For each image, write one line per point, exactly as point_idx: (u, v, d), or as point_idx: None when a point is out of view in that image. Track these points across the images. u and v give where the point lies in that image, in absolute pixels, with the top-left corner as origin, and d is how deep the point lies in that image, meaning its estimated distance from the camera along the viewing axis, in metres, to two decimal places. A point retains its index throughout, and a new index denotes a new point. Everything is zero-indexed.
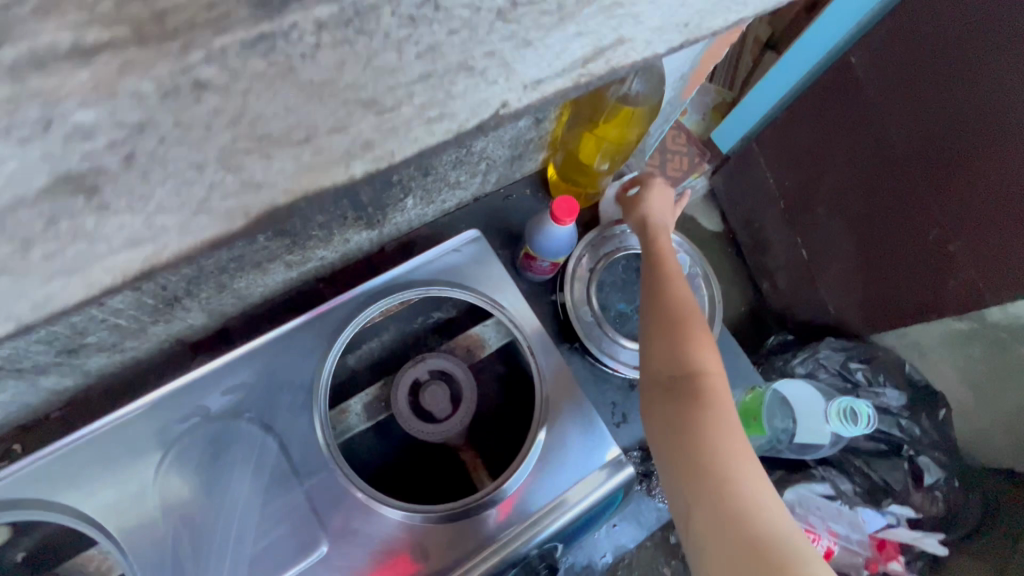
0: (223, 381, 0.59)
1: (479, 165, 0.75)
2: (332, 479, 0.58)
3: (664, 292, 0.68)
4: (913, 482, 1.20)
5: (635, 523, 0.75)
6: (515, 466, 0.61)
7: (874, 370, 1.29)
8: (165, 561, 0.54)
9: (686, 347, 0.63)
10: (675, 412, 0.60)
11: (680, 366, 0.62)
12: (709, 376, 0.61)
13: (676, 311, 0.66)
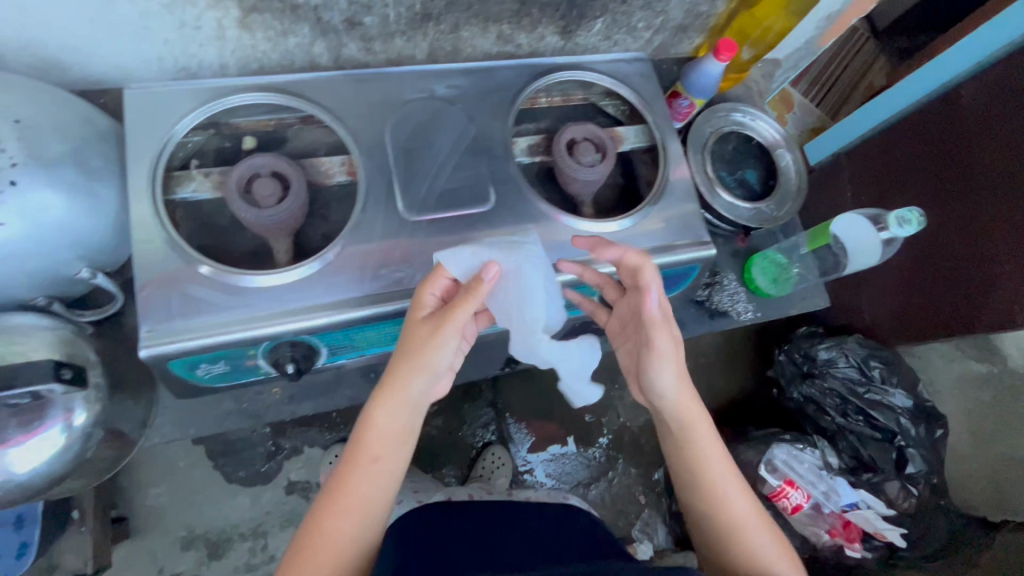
0: (447, 79, 0.80)
1: (658, 18, 0.95)
2: (506, 167, 0.78)
3: (697, 468, 0.75)
4: (895, 467, 1.33)
5: (693, 321, 0.92)
6: (615, 217, 0.81)
7: (890, 372, 1.36)
8: (385, 169, 0.74)
9: (722, 504, 0.74)
10: (729, 555, 0.73)
11: (711, 514, 0.74)
12: (745, 524, 0.73)
13: (703, 481, 0.75)
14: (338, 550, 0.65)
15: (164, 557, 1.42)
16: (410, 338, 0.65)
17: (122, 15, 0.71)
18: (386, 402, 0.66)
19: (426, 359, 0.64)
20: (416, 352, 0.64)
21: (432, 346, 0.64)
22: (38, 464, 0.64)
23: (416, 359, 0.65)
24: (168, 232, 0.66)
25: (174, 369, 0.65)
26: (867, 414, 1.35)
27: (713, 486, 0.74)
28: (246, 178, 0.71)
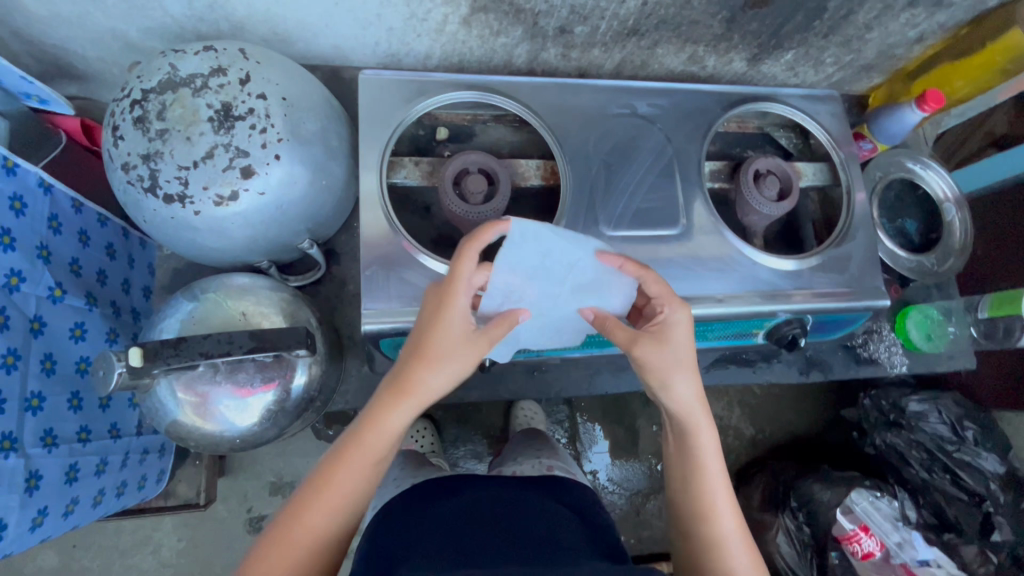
0: (648, 98, 0.81)
1: (850, 56, 0.93)
2: (696, 192, 0.79)
3: (689, 474, 0.66)
4: (980, 531, 1.24)
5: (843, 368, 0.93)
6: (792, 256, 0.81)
7: (983, 434, 1.28)
8: (586, 181, 0.76)
9: (714, 522, 0.63)
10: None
11: (700, 531, 0.64)
12: (730, 545, 0.63)
13: (697, 489, 0.65)
14: (313, 545, 0.57)
15: (253, 498, 1.49)
16: (435, 337, 0.59)
17: (362, 3, 0.74)
18: (402, 399, 0.59)
19: (451, 376, 0.60)
20: (437, 351, 0.59)
21: (466, 357, 0.60)
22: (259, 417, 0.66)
23: (446, 364, 0.59)
24: (391, 217, 0.70)
25: (383, 346, 0.70)
26: (954, 474, 1.26)
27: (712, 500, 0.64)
28: (457, 173, 0.75)
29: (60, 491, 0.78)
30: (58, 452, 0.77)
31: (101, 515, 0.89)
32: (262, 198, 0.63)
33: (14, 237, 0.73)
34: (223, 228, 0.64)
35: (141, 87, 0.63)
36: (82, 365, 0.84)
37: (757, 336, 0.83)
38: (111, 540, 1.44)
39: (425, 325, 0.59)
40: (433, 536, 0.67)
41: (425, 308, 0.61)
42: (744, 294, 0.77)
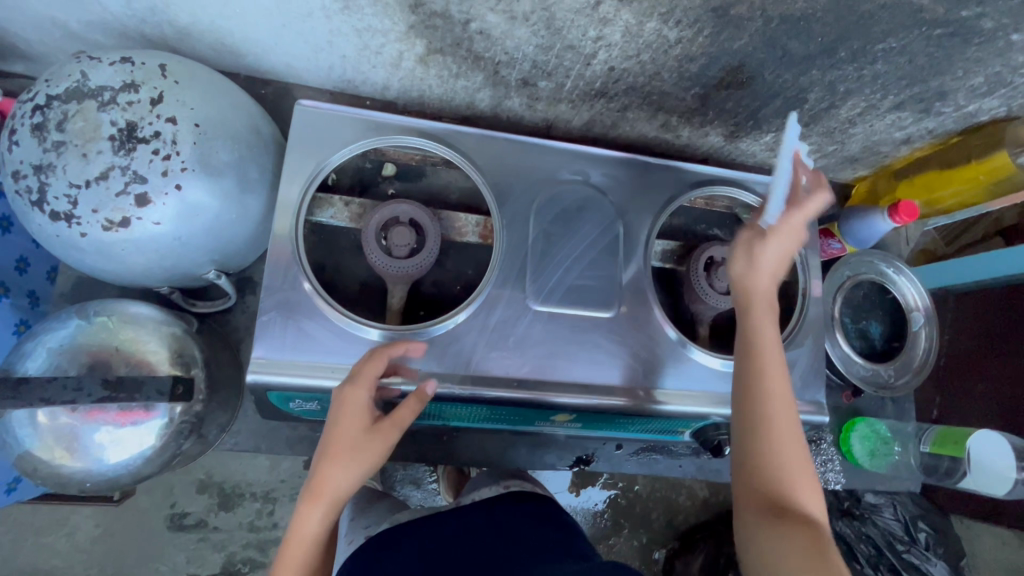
0: (605, 166, 0.76)
1: (833, 146, 0.88)
2: (639, 274, 0.74)
3: (757, 402, 0.58)
4: None
5: None
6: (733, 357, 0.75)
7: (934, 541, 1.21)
8: (522, 246, 0.72)
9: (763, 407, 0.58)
10: (779, 532, 0.53)
11: (761, 409, 0.58)
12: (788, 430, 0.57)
13: (765, 428, 0.57)
14: None
15: (178, 494, 1.46)
16: (336, 436, 0.58)
17: (310, 28, 0.70)
18: (315, 502, 0.57)
19: (358, 469, 0.58)
20: (339, 449, 0.58)
21: (369, 454, 0.58)
22: (124, 460, 0.61)
23: (353, 458, 0.58)
24: (300, 260, 0.65)
25: (271, 398, 0.65)
26: None
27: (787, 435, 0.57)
28: (385, 221, 0.70)
29: None
30: None
31: None
32: (157, 227, 0.59)
33: None
34: (112, 253, 0.60)
35: (46, 92, 0.59)
36: None
37: (684, 433, 0.78)
38: (28, 517, 1.42)
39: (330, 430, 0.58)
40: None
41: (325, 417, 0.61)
42: (670, 392, 0.71)
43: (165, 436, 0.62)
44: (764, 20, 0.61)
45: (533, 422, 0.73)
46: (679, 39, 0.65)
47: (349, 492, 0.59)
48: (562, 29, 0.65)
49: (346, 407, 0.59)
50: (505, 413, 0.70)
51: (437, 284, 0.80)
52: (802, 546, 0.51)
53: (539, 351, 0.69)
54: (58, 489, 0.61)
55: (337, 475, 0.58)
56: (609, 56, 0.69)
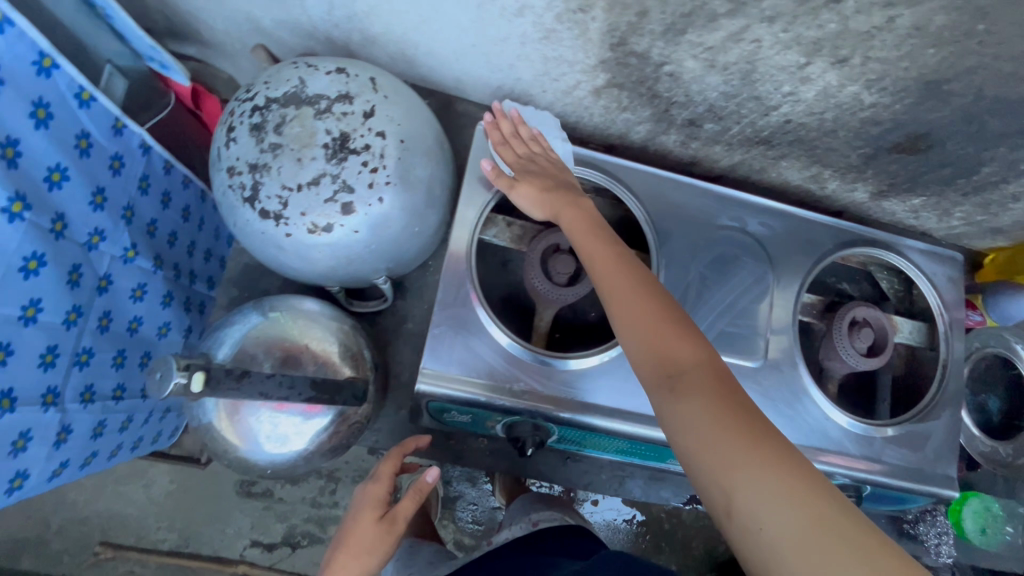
0: (762, 215, 0.77)
1: (981, 216, 0.86)
2: (789, 326, 0.74)
3: (610, 294, 0.57)
4: None
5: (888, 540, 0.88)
6: (870, 422, 0.75)
7: None
8: (678, 286, 0.72)
9: (630, 284, 0.56)
10: (680, 406, 0.49)
11: (623, 294, 0.56)
12: (659, 302, 0.55)
13: (627, 314, 0.55)
14: None
15: None
16: (352, 531, 0.67)
17: (498, 51, 0.72)
18: None
19: (370, 561, 0.66)
20: (353, 544, 0.66)
21: (377, 549, 0.66)
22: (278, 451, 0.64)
23: (363, 552, 0.66)
24: (473, 277, 0.68)
25: (429, 406, 0.68)
26: None
27: (655, 308, 0.55)
28: (546, 249, 0.71)
29: (84, 446, 0.78)
30: (92, 408, 0.78)
31: (112, 465, 0.90)
32: (355, 234, 0.63)
33: (106, 196, 0.73)
34: (308, 253, 0.64)
35: (266, 94, 0.62)
36: (133, 324, 0.85)
37: None
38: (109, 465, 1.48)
39: (352, 519, 0.68)
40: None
41: (346, 516, 0.70)
42: (804, 448, 0.72)
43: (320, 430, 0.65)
44: (971, 98, 0.60)
45: (665, 459, 0.74)
46: (873, 104, 0.65)
47: None
48: (757, 82, 0.65)
49: (365, 503, 0.69)
50: (642, 448, 0.72)
51: (574, 309, 0.81)
52: (705, 410, 0.48)
53: None
54: (237, 472, 0.66)
55: (351, 564, 0.65)
56: (791, 110, 0.69)
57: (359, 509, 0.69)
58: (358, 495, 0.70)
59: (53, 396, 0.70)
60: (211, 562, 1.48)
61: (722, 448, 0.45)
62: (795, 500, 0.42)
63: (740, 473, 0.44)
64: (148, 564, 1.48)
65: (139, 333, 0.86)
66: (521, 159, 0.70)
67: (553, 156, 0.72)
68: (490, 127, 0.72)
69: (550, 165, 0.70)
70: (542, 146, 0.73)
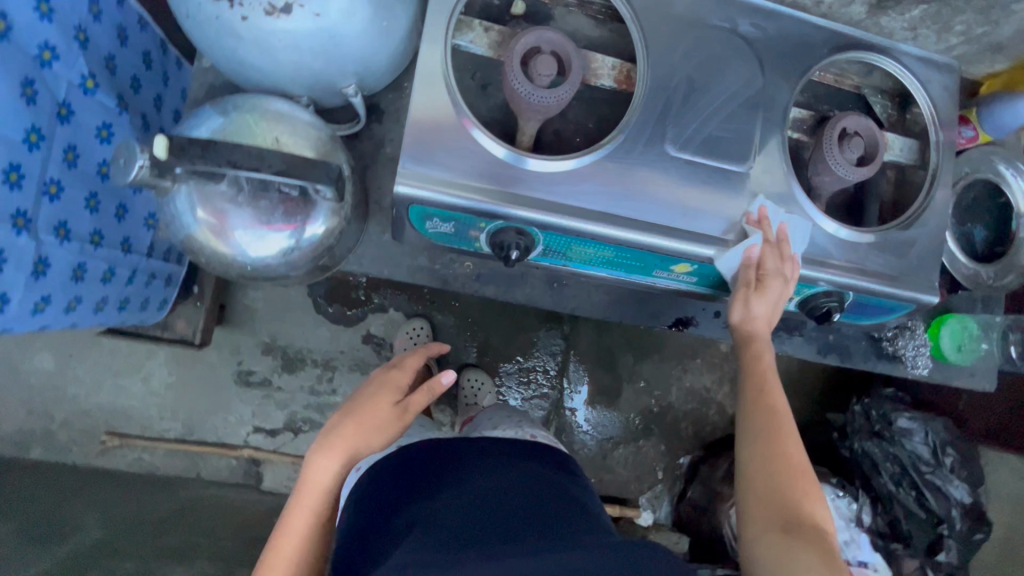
0: (751, 19, 0.73)
1: (982, 30, 0.82)
2: (778, 129, 0.73)
3: (773, 422, 0.65)
4: (929, 549, 1.39)
5: (868, 358, 0.90)
6: (853, 227, 0.75)
7: (960, 461, 1.41)
8: (665, 89, 0.70)
9: (783, 412, 0.65)
10: (794, 551, 0.55)
11: (777, 424, 0.65)
12: (790, 438, 0.64)
13: (794, 454, 0.64)
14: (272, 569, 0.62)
15: (245, 354, 1.55)
16: (371, 408, 0.70)
17: None
18: (333, 455, 0.66)
19: (377, 439, 0.69)
20: (368, 418, 0.69)
21: (388, 428, 0.70)
22: (259, 253, 0.64)
23: (373, 430, 0.69)
24: (450, 73, 0.66)
25: (410, 213, 0.67)
26: (920, 494, 1.41)
27: (798, 459, 0.63)
28: (527, 50, 0.69)
29: (65, 286, 0.77)
30: (69, 246, 0.77)
31: (99, 322, 0.90)
32: (319, 20, 0.58)
33: (53, 7, 0.68)
34: (268, 44, 0.59)
35: None
36: (103, 169, 0.82)
37: (790, 301, 0.80)
38: (106, 358, 1.50)
39: (371, 397, 0.71)
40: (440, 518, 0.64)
41: (360, 388, 0.72)
42: (790, 253, 0.72)
43: (292, 250, 0.65)
44: None
45: (650, 272, 0.75)
46: None
47: (358, 460, 0.68)
48: None
49: (385, 383, 0.73)
50: (628, 257, 0.72)
51: (557, 134, 0.78)
52: (818, 557, 0.54)
53: (670, 200, 0.69)
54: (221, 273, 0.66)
55: (356, 437, 0.67)
56: None
57: (383, 391, 0.72)
58: (381, 376, 0.74)
59: (24, 221, 0.68)
60: (218, 448, 1.53)
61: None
62: None
63: None
64: (155, 452, 1.53)
65: (110, 181, 0.84)
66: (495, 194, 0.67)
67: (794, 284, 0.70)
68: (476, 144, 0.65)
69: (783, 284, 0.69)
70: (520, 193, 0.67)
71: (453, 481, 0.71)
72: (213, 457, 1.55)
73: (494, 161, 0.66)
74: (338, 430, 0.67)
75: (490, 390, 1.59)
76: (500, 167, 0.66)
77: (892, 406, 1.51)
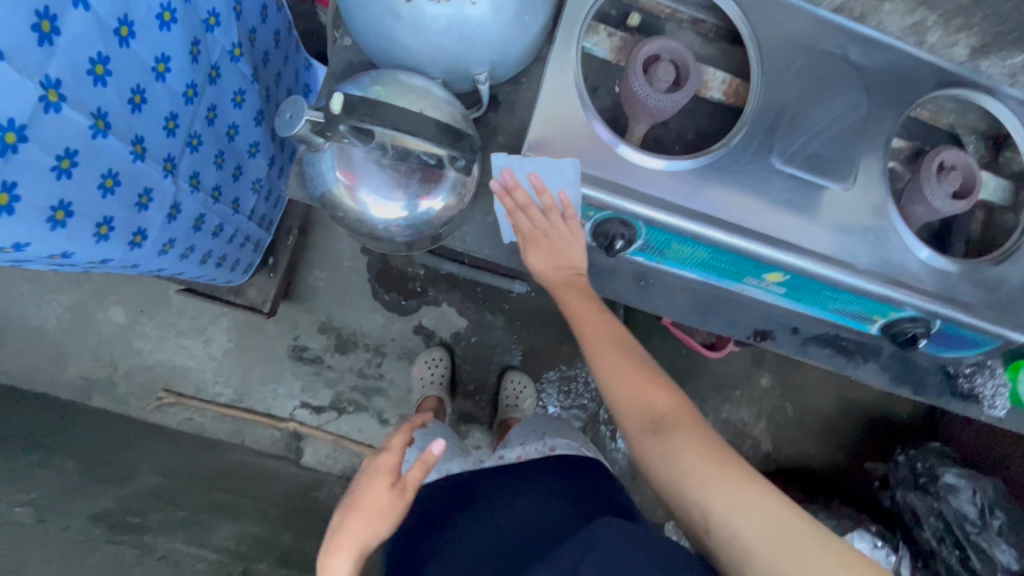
0: (862, 48, 0.76)
1: None
2: (880, 155, 0.75)
3: (618, 367, 0.68)
4: None
5: (942, 393, 0.90)
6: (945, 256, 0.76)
7: (1015, 526, 1.29)
8: (775, 105, 0.74)
9: (612, 352, 0.70)
10: (675, 456, 0.60)
11: (613, 375, 0.68)
12: (628, 369, 0.68)
13: (613, 364, 0.69)
14: None
15: (301, 329, 1.60)
16: (364, 496, 0.68)
17: None
18: (343, 552, 0.66)
19: (382, 522, 0.68)
20: (367, 504, 0.68)
21: (391, 513, 0.68)
22: (381, 215, 0.68)
23: (375, 515, 0.68)
24: (577, 71, 0.71)
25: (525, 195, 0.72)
26: (964, 554, 1.32)
27: (639, 377, 0.67)
28: (648, 56, 0.73)
29: (186, 232, 0.83)
30: (197, 197, 0.83)
31: (202, 273, 0.97)
32: (474, 8, 0.64)
33: None
34: (423, 27, 0.65)
35: None
36: (231, 131, 0.88)
37: (873, 324, 0.82)
38: (173, 318, 1.58)
39: (361, 484, 0.69)
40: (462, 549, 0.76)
41: (358, 477, 0.71)
42: (882, 274, 0.74)
43: (411, 214, 0.69)
44: None
45: (741, 278, 0.78)
46: None
47: (375, 544, 0.68)
48: None
49: (377, 469, 0.70)
50: (721, 260, 0.75)
51: (658, 139, 0.80)
52: (694, 456, 0.59)
53: (772, 210, 0.72)
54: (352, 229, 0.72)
55: (361, 528, 0.67)
56: None
57: (371, 472, 0.70)
58: (372, 462, 0.70)
59: (171, 165, 0.74)
60: (264, 418, 1.58)
61: (712, 482, 0.57)
62: (766, 512, 0.55)
63: (718, 496, 0.57)
64: (205, 414, 1.58)
65: (235, 142, 0.90)
66: (533, 231, 0.72)
67: (566, 225, 0.72)
68: (499, 196, 0.71)
69: (558, 236, 0.73)
70: (558, 217, 0.72)
71: (474, 523, 0.79)
72: (259, 426, 1.60)
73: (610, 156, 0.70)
74: (340, 527, 0.68)
75: (530, 396, 1.62)
76: (614, 161, 0.71)
77: (938, 462, 1.45)
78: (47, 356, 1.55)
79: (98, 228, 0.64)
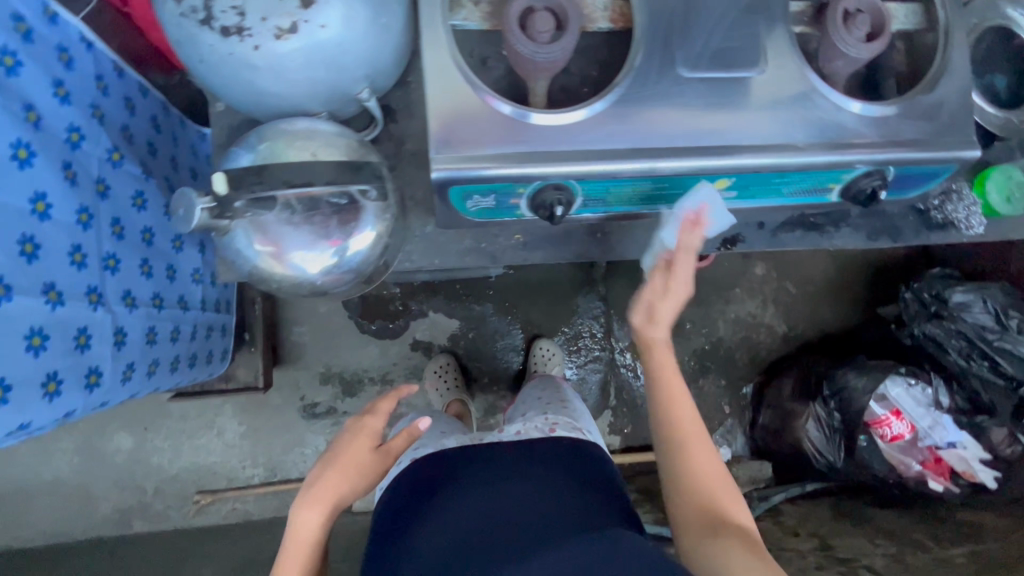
0: None
1: None
2: (783, 25, 0.72)
3: (683, 432, 0.76)
4: None
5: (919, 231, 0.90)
6: (880, 102, 0.74)
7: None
8: (663, 15, 0.71)
9: (680, 416, 0.77)
10: (716, 533, 0.67)
11: (676, 440, 0.76)
12: (687, 436, 0.76)
13: (684, 431, 0.76)
14: None
15: (305, 387, 1.59)
16: (345, 453, 0.73)
17: None
18: (315, 504, 0.70)
19: (359, 481, 0.73)
20: (347, 464, 0.73)
21: (368, 473, 0.74)
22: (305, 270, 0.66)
23: (356, 470, 0.73)
24: (456, 54, 0.67)
25: (452, 195, 0.69)
26: (993, 361, 1.31)
27: (698, 454, 0.75)
28: (522, 11, 0.69)
29: (143, 351, 0.81)
30: (138, 313, 0.80)
31: (178, 380, 0.95)
32: (325, 31, 0.60)
33: (69, 90, 0.71)
34: (283, 68, 0.61)
35: None
36: (146, 235, 0.85)
37: (831, 192, 0.80)
38: (178, 423, 1.56)
39: (344, 444, 0.74)
40: (446, 524, 0.77)
41: (338, 435, 0.76)
42: (823, 143, 0.72)
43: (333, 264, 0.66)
44: None
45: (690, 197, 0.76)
46: None
47: (346, 502, 0.73)
48: None
49: (361, 431, 0.76)
50: (665, 186, 0.73)
51: (564, 88, 0.77)
52: (733, 537, 0.66)
53: (696, 121, 0.70)
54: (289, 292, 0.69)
55: (338, 483, 0.71)
56: None
57: (357, 435, 0.75)
58: (356, 423, 0.76)
59: (97, 296, 0.72)
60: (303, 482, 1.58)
61: (743, 563, 0.63)
62: None
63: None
64: (246, 500, 1.58)
65: (155, 245, 0.86)
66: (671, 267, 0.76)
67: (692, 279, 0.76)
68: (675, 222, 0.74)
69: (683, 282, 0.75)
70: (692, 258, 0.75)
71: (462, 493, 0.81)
72: None
73: (519, 126, 0.67)
74: (316, 480, 0.71)
75: (559, 360, 1.61)
76: (526, 130, 0.67)
77: (938, 284, 1.44)
78: (75, 504, 1.54)
79: (45, 386, 0.63)
